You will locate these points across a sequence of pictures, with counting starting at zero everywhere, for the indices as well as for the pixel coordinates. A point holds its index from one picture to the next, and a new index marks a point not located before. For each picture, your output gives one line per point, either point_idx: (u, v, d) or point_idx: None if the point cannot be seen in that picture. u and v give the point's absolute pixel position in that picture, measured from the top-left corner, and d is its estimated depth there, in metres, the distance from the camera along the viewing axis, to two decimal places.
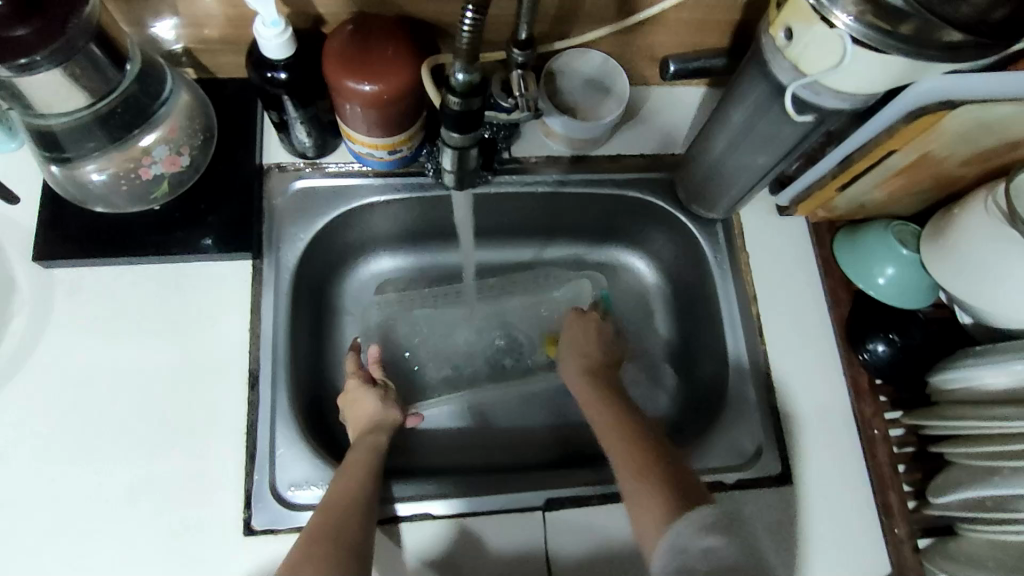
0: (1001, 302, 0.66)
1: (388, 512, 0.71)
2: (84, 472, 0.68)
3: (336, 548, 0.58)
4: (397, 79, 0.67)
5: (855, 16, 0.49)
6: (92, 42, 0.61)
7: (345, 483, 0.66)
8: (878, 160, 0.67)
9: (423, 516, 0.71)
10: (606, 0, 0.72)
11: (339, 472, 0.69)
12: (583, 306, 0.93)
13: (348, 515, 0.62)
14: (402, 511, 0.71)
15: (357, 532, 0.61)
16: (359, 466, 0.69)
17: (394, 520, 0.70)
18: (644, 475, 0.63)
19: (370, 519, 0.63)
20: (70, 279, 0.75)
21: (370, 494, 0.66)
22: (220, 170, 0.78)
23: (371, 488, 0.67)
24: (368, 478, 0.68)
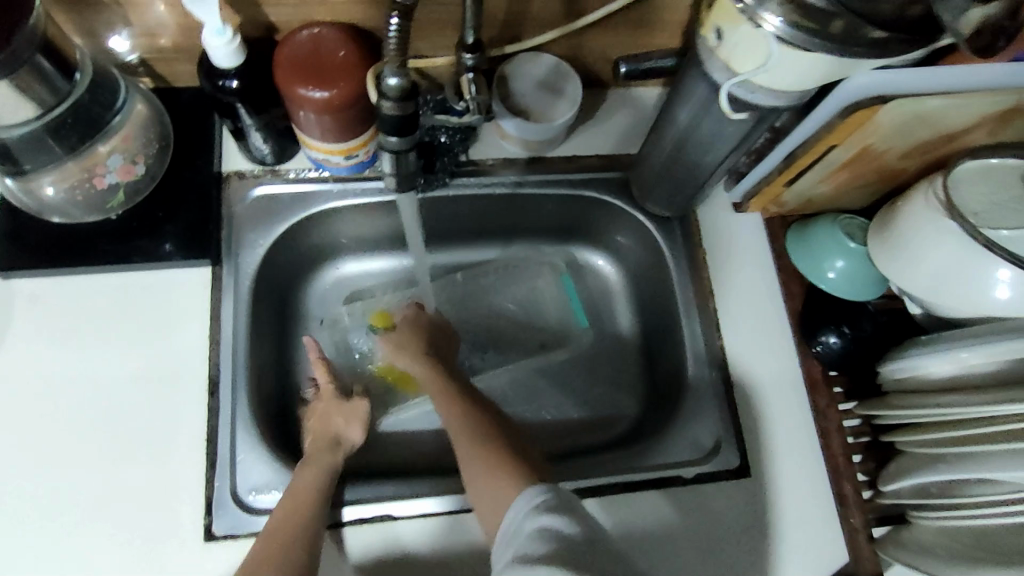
0: (944, 294, 0.67)
1: (334, 516, 0.70)
2: (40, 482, 0.69)
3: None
4: (345, 84, 0.68)
5: (782, 17, 0.50)
6: (38, 54, 0.61)
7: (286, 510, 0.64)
8: (821, 155, 0.68)
9: (368, 519, 0.70)
10: (554, 3, 0.74)
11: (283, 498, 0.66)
12: (544, 298, 0.95)
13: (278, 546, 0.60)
14: (350, 514, 0.70)
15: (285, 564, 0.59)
16: (319, 468, 0.70)
17: (345, 523, 0.70)
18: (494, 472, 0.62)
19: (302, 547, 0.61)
20: (29, 289, 0.75)
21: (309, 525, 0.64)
22: (178, 178, 0.78)
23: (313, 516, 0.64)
24: (329, 480, 0.69)
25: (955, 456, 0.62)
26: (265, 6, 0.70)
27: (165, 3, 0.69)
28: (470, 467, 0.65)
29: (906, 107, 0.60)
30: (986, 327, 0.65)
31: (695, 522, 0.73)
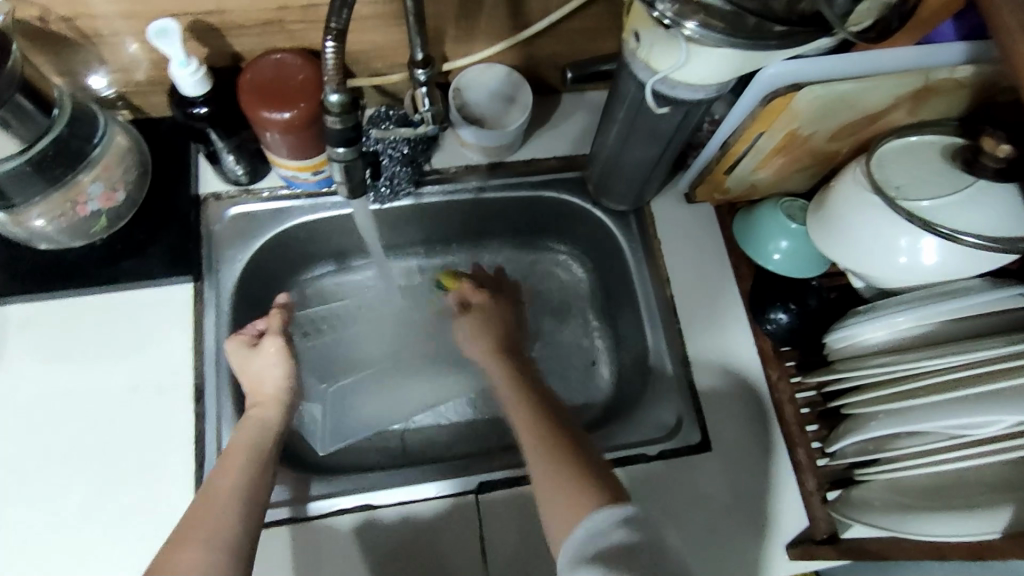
0: (873, 267, 0.71)
1: (301, 511, 0.74)
2: (39, 490, 0.73)
3: (209, 549, 0.58)
4: (305, 105, 0.73)
5: (696, 20, 0.54)
6: (18, 93, 0.66)
7: (231, 468, 0.67)
8: (751, 142, 0.74)
9: (341, 510, 0.74)
10: (499, 18, 0.79)
11: (220, 460, 0.68)
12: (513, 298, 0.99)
13: (218, 509, 0.62)
14: (327, 507, 0.74)
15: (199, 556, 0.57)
16: (242, 452, 0.69)
17: (321, 516, 0.74)
18: (567, 477, 0.63)
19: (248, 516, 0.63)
20: (22, 312, 0.80)
21: (251, 483, 0.66)
22: (157, 202, 0.83)
23: (253, 473, 0.67)
24: (252, 463, 0.68)
25: (886, 414, 0.66)
26: (230, 38, 0.76)
27: (136, 40, 0.74)
28: (535, 438, 0.69)
29: (818, 93, 0.65)
30: (915, 296, 0.70)
31: (660, 496, 0.77)
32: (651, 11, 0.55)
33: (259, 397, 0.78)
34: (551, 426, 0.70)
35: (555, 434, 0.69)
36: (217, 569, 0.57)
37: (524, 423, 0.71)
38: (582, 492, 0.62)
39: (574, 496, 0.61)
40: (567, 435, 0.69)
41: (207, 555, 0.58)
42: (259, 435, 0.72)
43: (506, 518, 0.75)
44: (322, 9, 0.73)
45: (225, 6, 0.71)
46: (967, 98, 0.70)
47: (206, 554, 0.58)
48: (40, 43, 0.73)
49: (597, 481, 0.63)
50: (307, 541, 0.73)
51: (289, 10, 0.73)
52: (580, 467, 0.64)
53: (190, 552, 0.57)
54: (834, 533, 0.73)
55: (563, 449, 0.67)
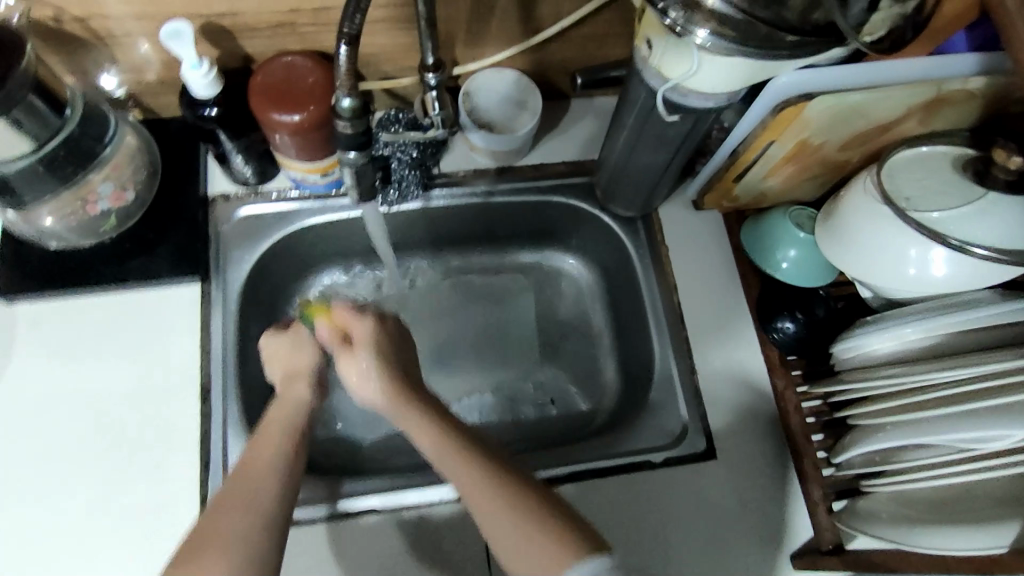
0: (881, 278, 0.71)
1: (305, 514, 0.74)
2: (45, 488, 0.74)
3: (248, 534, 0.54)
4: (315, 108, 0.73)
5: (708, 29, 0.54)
6: (31, 93, 0.67)
7: (265, 447, 0.62)
8: (761, 151, 0.74)
9: (346, 513, 0.74)
10: (510, 22, 0.79)
11: (256, 435, 0.65)
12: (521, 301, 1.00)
13: (255, 487, 0.58)
14: (363, 505, 0.75)
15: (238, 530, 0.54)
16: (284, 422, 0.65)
17: (354, 513, 0.74)
18: (534, 533, 0.53)
19: (285, 502, 0.58)
20: (30, 310, 0.80)
21: (287, 466, 0.61)
22: (167, 202, 0.84)
23: (289, 454, 0.62)
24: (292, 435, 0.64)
25: (893, 426, 0.66)
26: (241, 39, 0.76)
27: (148, 41, 0.75)
28: (469, 491, 0.57)
29: (828, 103, 0.65)
30: (923, 307, 0.69)
31: (665, 504, 0.76)
32: (663, 18, 0.55)
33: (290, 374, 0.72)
34: (485, 471, 0.57)
35: (496, 484, 0.56)
36: (248, 549, 0.54)
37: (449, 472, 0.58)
38: (556, 550, 0.52)
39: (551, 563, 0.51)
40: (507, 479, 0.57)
41: (242, 540, 0.54)
42: (293, 415, 0.67)
43: None
44: (333, 12, 0.74)
45: (237, 8, 0.71)
46: (978, 109, 0.70)
47: (243, 529, 0.55)
48: (54, 42, 0.73)
49: (564, 527, 0.54)
50: (310, 544, 0.72)
51: (301, 13, 0.73)
52: (542, 523, 0.54)
53: (223, 536, 0.54)
54: (839, 544, 0.73)
55: (513, 500, 0.55)
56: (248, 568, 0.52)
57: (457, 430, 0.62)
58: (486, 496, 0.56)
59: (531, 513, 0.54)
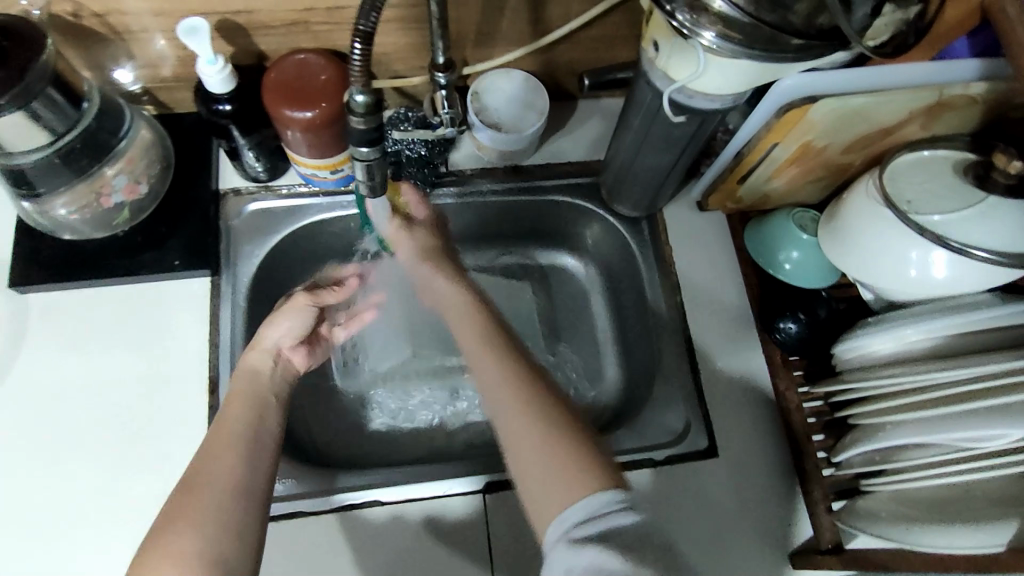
0: (883, 280, 0.72)
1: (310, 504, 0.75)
2: (56, 474, 0.75)
3: (220, 493, 0.58)
4: (327, 105, 0.74)
5: (716, 32, 0.55)
6: (50, 85, 0.68)
7: (233, 418, 0.65)
8: (765, 153, 0.75)
9: (351, 504, 0.75)
10: (520, 24, 0.80)
11: (225, 404, 0.68)
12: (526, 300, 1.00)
13: (226, 459, 0.61)
14: (356, 498, 0.75)
15: (214, 504, 0.57)
16: (246, 396, 0.68)
17: (345, 506, 0.75)
18: (558, 451, 0.58)
19: (257, 466, 0.62)
20: (43, 300, 0.82)
21: (251, 432, 0.64)
22: (178, 196, 0.85)
23: (253, 419, 0.66)
24: (256, 406, 0.67)
25: (893, 425, 0.67)
26: (255, 37, 0.78)
27: (164, 37, 0.76)
28: (503, 401, 0.63)
29: (832, 106, 0.67)
30: (922, 308, 0.70)
31: (666, 501, 0.77)
32: (671, 21, 0.55)
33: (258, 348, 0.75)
34: (527, 385, 0.63)
35: (534, 395, 0.63)
36: (227, 524, 0.56)
37: (492, 378, 0.65)
38: (575, 468, 0.57)
39: (565, 475, 0.57)
40: (542, 396, 0.63)
41: (216, 500, 0.57)
42: (254, 382, 0.70)
43: (513, 519, 0.76)
44: (346, 11, 0.75)
45: (252, 6, 0.73)
46: (980, 115, 0.71)
47: (217, 502, 0.57)
48: (72, 37, 0.75)
49: (586, 449, 0.59)
50: (315, 533, 0.73)
51: (314, 12, 0.75)
52: (564, 443, 0.59)
53: (196, 497, 0.57)
54: (839, 543, 0.72)
55: (543, 415, 0.61)
56: (221, 538, 0.55)
57: (513, 353, 0.67)
58: (527, 418, 0.61)
59: (566, 441, 0.59)
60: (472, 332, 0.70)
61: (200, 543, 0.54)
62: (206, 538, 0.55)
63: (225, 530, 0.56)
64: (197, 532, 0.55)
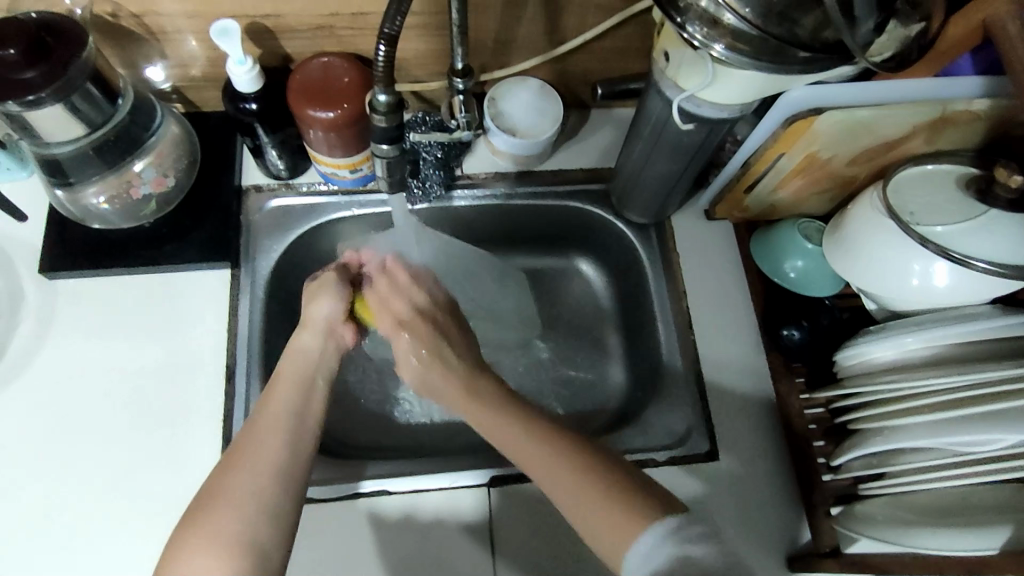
0: (883, 289, 0.74)
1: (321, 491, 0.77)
2: (76, 454, 0.78)
3: (260, 478, 0.60)
4: (348, 106, 0.77)
5: (725, 44, 0.57)
6: (88, 81, 0.71)
7: (279, 399, 0.67)
8: (771, 164, 0.77)
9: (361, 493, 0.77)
10: (537, 33, 0.83)
11: (271, 382, 0.70)
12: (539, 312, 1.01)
13: (263, 446, 0.63)
14: (367, 488, 0.78)
15: (248, 486, 0.60)
16: (293, 375, 0.70)
17: (357, 495, 0.77)
18: (606, 502, 0.60)
19: (298, 451, 0.64)
20: (70, 287, 0.85)
21: (296, 417, 0.66)
22: (203, 191, 0.88)
23: (299, 404, 0.68)
24: (297, 387, 0.69)
25: (890, 430, 0.68)
26: (282, 39, 0.81)
27: (195, 38, 0.80)
28: (533, 463, 0.65)
29: (836, 119, 0.69)
30: (925, 317, 0.72)
31: None
32: (682, 32, 0.58)
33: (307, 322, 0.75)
34: (548, 439, 0.66)
35: (558, 450, 0.64)
36: (257, 503, 0.59)
37: (511, 441, 0.67)
38: (623, 514, 0.59)
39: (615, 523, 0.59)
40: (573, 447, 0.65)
41: (251, 483, 0.60)
42: (303, 362, 0.72)
43: (517, 512, 0.77)
44: (369, 17, 0.78)
45: (280, 10, 0.76)
46: (983, 131, 0.72)
47: (254, 488, 0.60)
48: (108, 36, 0.79)
49: (629, 491, 0.60)
50: (326, 520, 0.76)
51: (340, 17, 0.78)
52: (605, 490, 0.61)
53: (238, 478, 0.60)
54: (837, 546, 0.73)
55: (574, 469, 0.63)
56: (256, 522, 0.58)
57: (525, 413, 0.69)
58: (562, 477, 0.63)
59: (604, 488, 0.61)
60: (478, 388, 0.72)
61: (236, 525, 0.57)
62: (245, 521, 0.57)
63: (258, 509, 0.59)
64: (238, 516, 0.57)
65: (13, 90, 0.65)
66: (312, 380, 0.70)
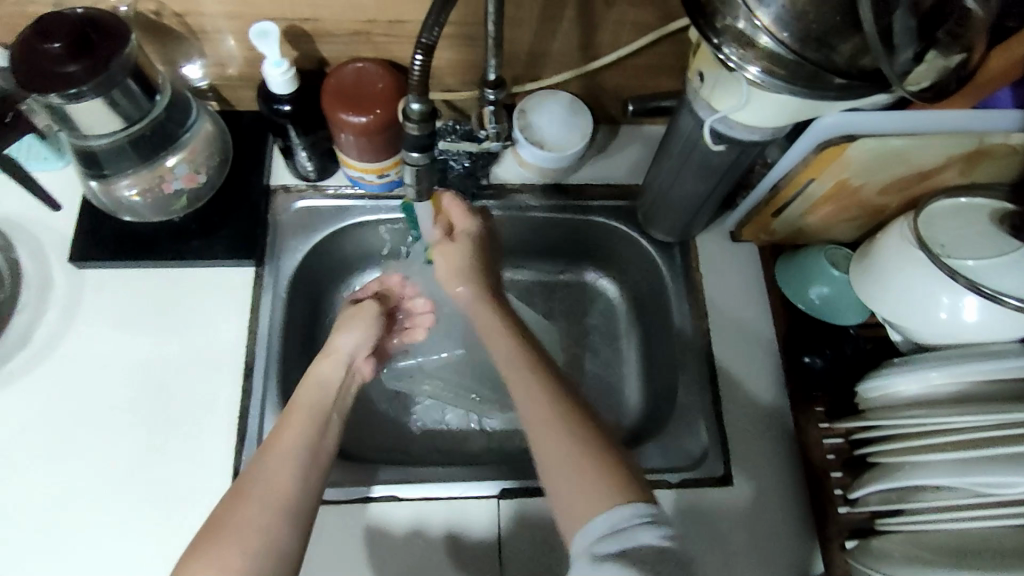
0: (911, 321, 0.72)
1: (333, 493, 0.77)
2: (93, 442, 0.79)
3: (267, 509, 0.60)
4: (380, 112, 0.78)
5: (761, 67, 0.57)
6: (129, 77, 0.73)
7: (287, 434, 0.67)
8: (801, 188, 0.76)
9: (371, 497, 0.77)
10: (570, 47, 0.83)
11: (283, 416, 0.70)
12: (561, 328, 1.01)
13: (273, 477, 0.63)
14: (378, 493, 0.78)
15: (254, 519, 0.59)
16: (305, 407, 0.71)
17: (368, 500, 0.77)
18: (591, 478, 0.58)
19: (308, 482, 0.64)
20: (98, 277, 0.86)
21: (309, 449, 0.66)
22: (232, 189, 0.90)
23: (313, 437, 0.68)
24: (311, 422, 0.69)
25: (911, 466, 0.67)
26: (319, 43, 0.82)
27: (234, 38, 0.81)
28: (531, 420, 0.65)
29: (869, 147, 0.68)
30: (951, 351, 0.70)
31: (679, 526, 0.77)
32: (717, 54, 0.57)
33: (332, 350, 0.78)
34: (554, 396, 0.65)
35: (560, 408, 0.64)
36: (265, 536, 0.58)
37: (520, 394, 0.67)
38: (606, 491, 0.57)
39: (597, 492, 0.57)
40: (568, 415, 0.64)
41: (261, 515, 0.59)
42: (318, 394, 0.73)
43: (525, 525, 0.77)
44: (406, 25, 0.79)
45: (319, 15, 0.77)
46: (1020, 166, 0.71)
47: (263, 521, 0.59)
48: (150, 34, 0.80)
49: (615, 467, 0.59)
50: (334, 525, 0.76)
51: (377, 24, 0.79)
52: (594, 464, 0.59)
53: (244, 511, 0.59)
54: None
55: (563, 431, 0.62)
56: (265, 555, 0.57)
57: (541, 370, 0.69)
58: (552, 441, 0.62)
59: (595, 460, 0.60)
60: (501, 338, 0.73)
61: (241, 559, 0.56)
62: (249, 559, 0.56)
63: (267, 545, 0.58)
64: (244, 548, 0.57)
65: (56, 83, 0.67)
66: (326, 413, 0.71)
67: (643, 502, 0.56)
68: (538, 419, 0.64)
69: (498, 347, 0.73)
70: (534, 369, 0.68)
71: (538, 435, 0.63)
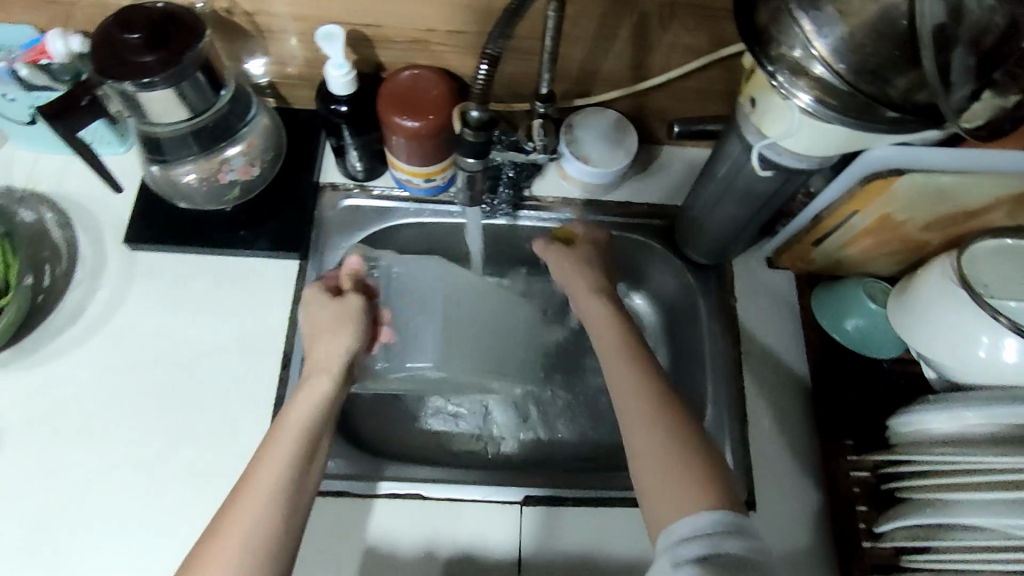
0: (947, 358, 0.72)
1: (360, 487, 0.80)
2: (134, 418, 0.81)
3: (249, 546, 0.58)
4: (434, 117, 0.80)
5: (815, 97, 0.58)
6: (199, 70, 0.76)
7: (272, 459, 0.64)
8: (844, 220, 0.77)
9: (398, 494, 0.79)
10: (622, 67, 0.85)
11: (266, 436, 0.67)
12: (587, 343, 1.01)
13: (256, 505, 0.60)
14: (401, 490, 0.79)
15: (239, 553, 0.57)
16: (296, 429, 0.68)
17: (389, 496, 0.79)
18: (683, 477, 0.60)
19: (295, 512, 0.62)
20: (148, 259, 0.90)
21: (294, 476, 0.64)
22: (282, 183, 0.93)
23: (297, 465, 0.65)
24: (298, 447, 0.66)
25: (943, 503, 0.66)
26: (379, 49, 0.85)
27: (298, 39, 0.84)
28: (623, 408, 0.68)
29: (916, 182, 0.69)
30: (993, 392, 0.69)
31: None
32: (771, 81, 0.59)
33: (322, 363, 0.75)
34: (651, 385, 0.68)
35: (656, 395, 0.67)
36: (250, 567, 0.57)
37: (617, 378, 0.70)
38: (696, 494, 0.59)
39: (685, 493, 0.59)
40: (662, 408, 0.66)
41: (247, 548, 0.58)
42: (307, 413, 0.70)
43: (545, 532, 0.79)
44: (465, 36, 0.82)
45: (382, 21, 0.80)
46: None
47: (245, 556, 0.57)
48: (219, 30, 0.84)
49: (697, 466, 0.61)
50: (355, 517, 0.78)
51: (436, 33, 0.81)
52: (689, 458, 0.62)
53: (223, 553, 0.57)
54: None
55: (656, 420, 0.65)
56: None
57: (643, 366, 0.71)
58: (647, 430, 0.64)
59: (681, 458, 0.62)
60: (611, 331, 0.76)
61: None
62: None
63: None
64: None
65: (131, 72, 0.70)
66: (310, 439, 0.67)
67: (725, 508, 0.58)
68: (630, 408, 0.67)
69: (602, 331, 0.77)
70: (639, 361, 0.71)
71: (631, 417, 0.66)
